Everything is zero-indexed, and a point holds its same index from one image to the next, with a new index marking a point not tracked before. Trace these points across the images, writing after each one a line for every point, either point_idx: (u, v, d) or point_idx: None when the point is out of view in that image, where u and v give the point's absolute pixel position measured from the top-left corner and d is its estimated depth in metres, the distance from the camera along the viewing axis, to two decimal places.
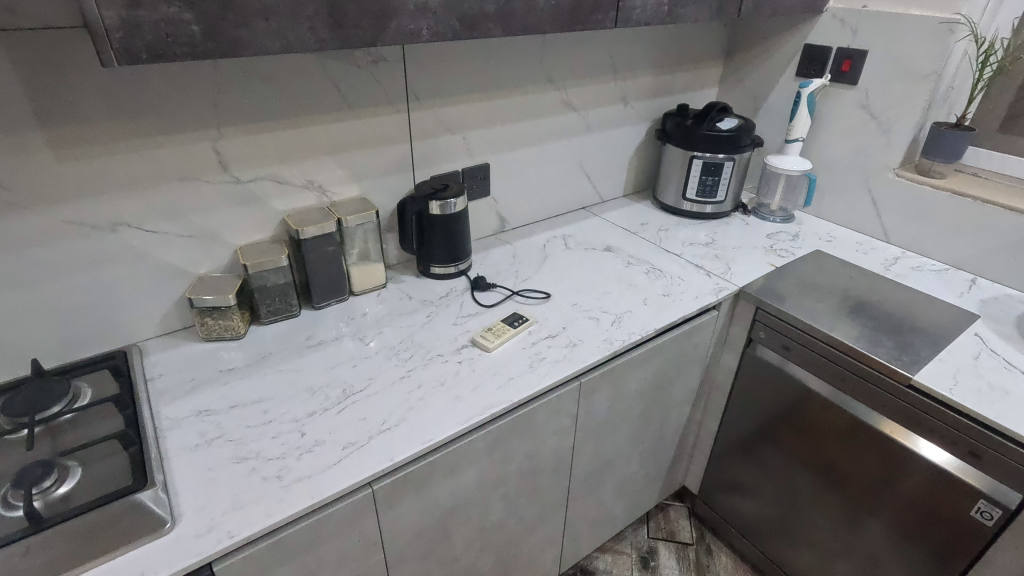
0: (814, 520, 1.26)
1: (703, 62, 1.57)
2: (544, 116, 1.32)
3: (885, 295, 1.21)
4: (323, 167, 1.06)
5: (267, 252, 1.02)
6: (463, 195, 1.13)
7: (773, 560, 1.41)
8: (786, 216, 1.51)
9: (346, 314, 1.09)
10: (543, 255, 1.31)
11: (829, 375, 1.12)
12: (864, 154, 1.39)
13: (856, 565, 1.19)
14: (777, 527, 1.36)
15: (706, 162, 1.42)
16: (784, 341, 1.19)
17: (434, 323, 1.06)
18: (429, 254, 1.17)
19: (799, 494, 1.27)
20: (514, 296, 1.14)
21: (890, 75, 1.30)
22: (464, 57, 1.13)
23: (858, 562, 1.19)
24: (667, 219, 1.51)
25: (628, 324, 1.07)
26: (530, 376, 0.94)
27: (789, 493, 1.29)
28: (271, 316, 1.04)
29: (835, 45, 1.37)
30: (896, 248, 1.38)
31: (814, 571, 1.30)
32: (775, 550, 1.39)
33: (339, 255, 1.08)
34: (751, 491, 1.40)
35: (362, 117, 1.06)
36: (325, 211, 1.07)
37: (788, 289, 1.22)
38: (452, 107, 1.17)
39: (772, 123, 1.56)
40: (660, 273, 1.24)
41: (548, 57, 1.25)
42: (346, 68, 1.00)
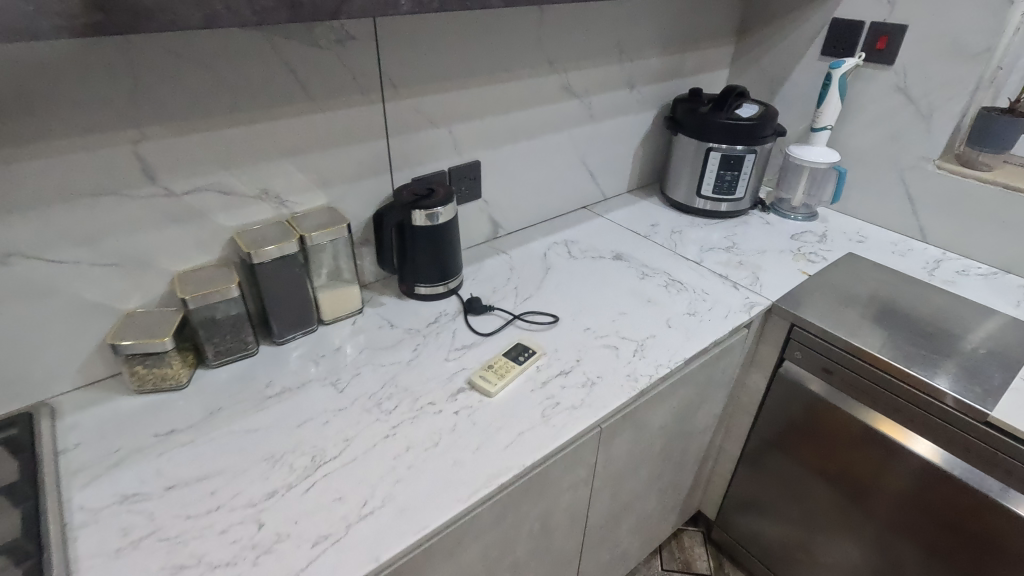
0: (850, 560, 1.12)
1: (715, 40, 1.40)
2: (543, 105, 1.14)
3: (934, 305, 1.07)
4: (280, 172, 0.86)
5: (213, 280, 0.82)
6: (451, 201, 0.95)
7: None
8: (809, 213, 1.35)
9: (316, 350, 0.90)
10: (545, 266, 1.14)
11: (881, 402, 0.98)
12: (899, 144, 1.23)
13: None
14: (804, 562, 1.23)
15: (724, 156, 1.25)
16: (825, 363, 1.04)
17: (423, 360, 0.88)
18: (413, 272, 0.99)
19: (833, 531, 1.13)
20: (515, 321, 0.97)
21: (933, 53, 1.14)
22: (449, 35, 0.93)
23: None
24: (679, 219, 1.34)
25: (652, 354, 0.91)
26: (544, 427, 0.77)
27: (822, 528, 1.15)
28: (222, 358, 0.85)
29: (868, 20, 1.21)
30: (934, 249, 1.24)
31: None
32: None
33: (303, 279, 0.89)
34: (776, 521, 1.26)
35: (326, 109, 0.86)
36: (284, 227, 0.87)
37: (826, 301, 1.07)
38: (436, 96, 0.97)
39: (792, 108, 1.40)
40: (681, 286, 1.08)
41: (547, 34, 1.07)
42: (305, 50, 0.80)
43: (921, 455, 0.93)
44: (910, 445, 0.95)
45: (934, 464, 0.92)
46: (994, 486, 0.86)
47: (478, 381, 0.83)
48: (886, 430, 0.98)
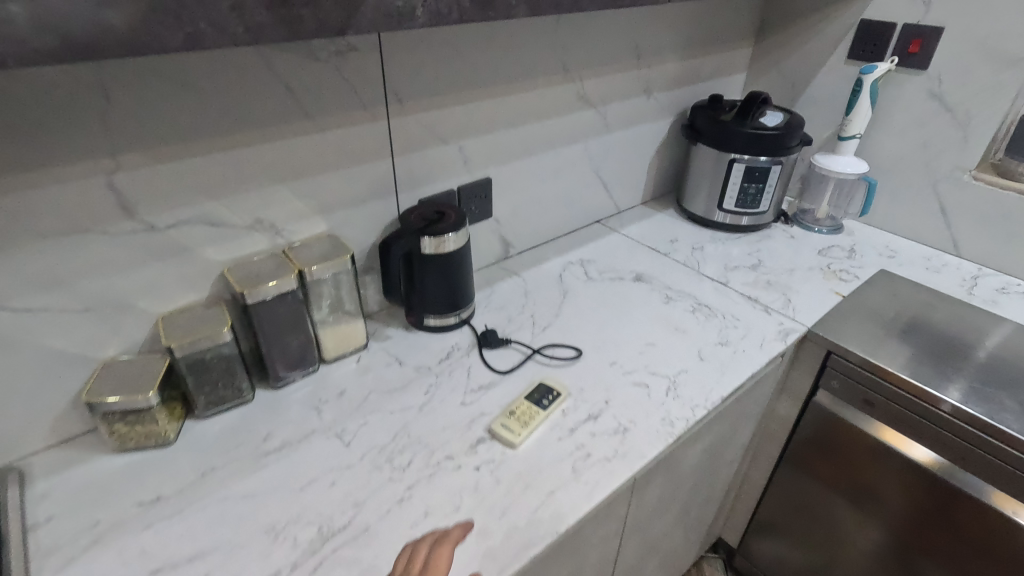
0: None
1: (733, 42, 1.32)
2: (557, 115, 1.05)
3: (978, 328, 1.00)
4: (275, 198, 0.77)
5: (201, 323, 0.73)
6: (463, 227, 0.87)
7: None
8: (834, 225, 1.29)
9: (318, 394, 0.82)
10: (562, 290, 1.06)
11: (928, 437, 0.92)
12: (933, 153, 1.17)
13: None
14: None
15: (747, 167, 1.18)
16: (866, 396, 0.97)
17: (438, 404, 0.80)
18: (421, 303, 0.91)
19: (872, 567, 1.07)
20: (535, 356, 0.89)
21: (971, 57, 1.07)
22: (460, 42, 0.85)
23: None
24: (699, 234, 1.27)
25: (687, 392, 0.84)
26: (576, 484, 0.69)
27: (859, 562, 1.09)
28: (214, 407, 0.76)
29: (901, 21, 1.13)
30: (970, 264, 1.18)
31: None
32: None
33: (303, 317, 0.80)
34: (805, 552, 1.20)
35: (326, 128, 0.77)
36: (281, 260, 0.79)
37: (863, 326, 1.00)
38: (445, 109, 0.89)
39: (815, 114, 1.32)
40: (710, 312, 1.00)
41: (563, 39, 0.98)
42: (302, 62, 0.71)
43: (972, 494, 0.88)
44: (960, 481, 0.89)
45: (992, 507, 0.86)
46: None
47: (499, 430, 0.75)
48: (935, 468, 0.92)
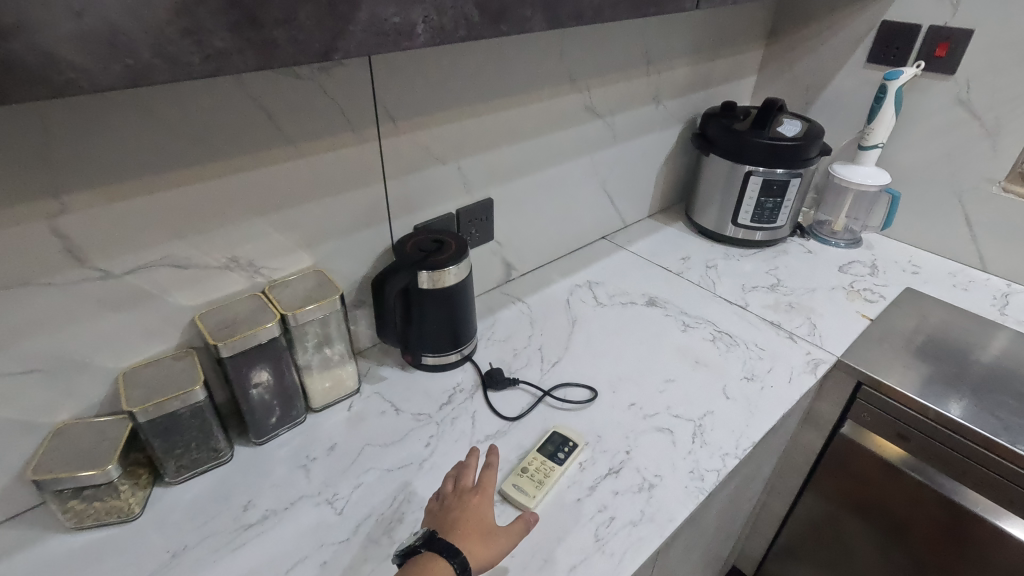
0: None
1: (744, 45, 1.24)
2: (563, 128, 0.97)
3: (1016, 354, 0.94)
4: (252, 233, 0.68)
5: (169, 379, 0.64)
6: (465, 258, 0.78)
7: None
8: (852, 241, 1.21)
9: (305, 450, 0.73)
10: (571, 317, 0.98)
11: (971, 474, 0.87)
12: (959, 163, 1.10)
13: None
14: None
15: (765, 180, 1.10)
16: (900, 429, 0.92)
17: (441, 460, 0.72)
18: (420, 342, 0.82)
19: None
20: (546, 397, 0.81)
21: (1004, 62, 1.00)
22: (460, 53, 0.76)
23: None
24: (711, 250, 1.19)
25: (715, 438, 0.76)
26: (601, 556, 0.61)
27: None
28: (186, 472, 0.67)
29: (926, 23, 1.06)
30: (997, 279, 1.11)
31: None
32: None
33: (286, 366, 0.71)
34: None
35: (309, 153, 0.68)
36: (259, 303, 0.69)
37: (894, 353, 0.94)
38: (442, 127, 0.80)
39: (831, 121, 1.25)
40: (731, 340, 0.93)
41: (570, 47, 0.90)
42: (280, 81, 0.62)
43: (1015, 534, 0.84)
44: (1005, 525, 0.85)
45: None
46: None
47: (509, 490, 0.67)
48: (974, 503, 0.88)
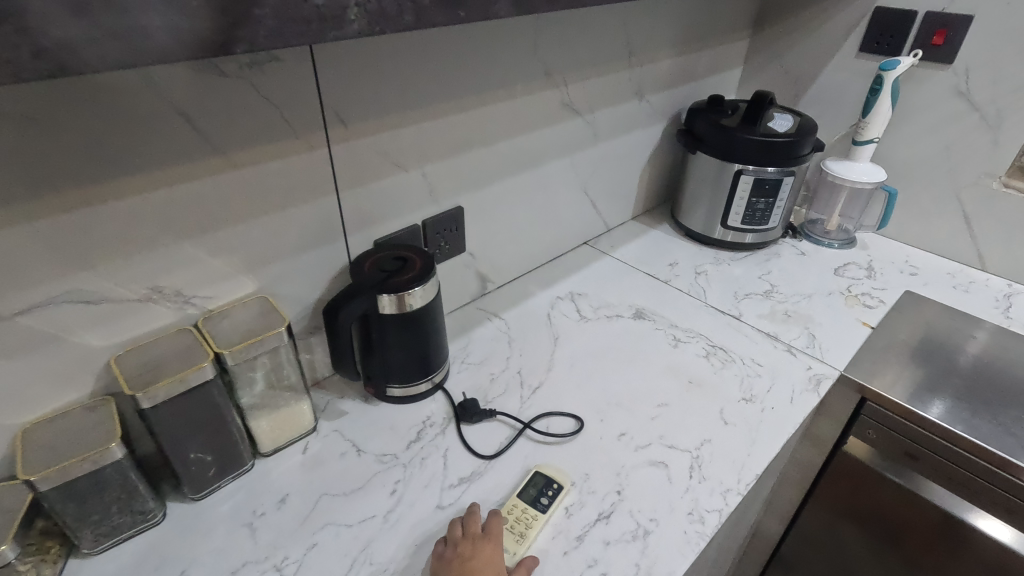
0: None
1: (730, 35, 1.17)
2: (538, 128, 0.88)
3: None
4: (178, 259, 0.58)
5: (78, 436, 0.54)
6: (431, 277, 0.69)
7: None
8: (846, 240, 1.15)
9: (251, 504, 0.64)
10: (552, 334, 0.89)
11: (990, 500, 0.80)
12: (958, 158, 1.04)
13: None
14: None
15: (756, 180, 1.03)
16: (908, 448, 0.85)
17: (409, 511, 0.63)
18: (383, 372, 0.73)
19: None
20: (527, 430, 0.72)
21: (1005, 50, 0.94)
22: (420, 46, 0.67)
23: None
24: (699, 254, 1.12)
25: (715, 471, 0.68)
26: None
27: None
28: (105, 540, 0.57)
29: (922, 10, 1.00)
30: (998, 279, 1.06)
31: None
32: None
33: (225, 411, 0.61)
34: None
35: (243, 164, 0.58)
36: (190, 339, 0.60)
37: (899, 365, 0.87)
38: (402, 130, 0.71)
39: (822, 115, 1.19)
40: (726, 356, 0.86)
41: (545, 38, 0.81)
42: (201, 80, 0.52)
43: None
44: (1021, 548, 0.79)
45: None
46: None
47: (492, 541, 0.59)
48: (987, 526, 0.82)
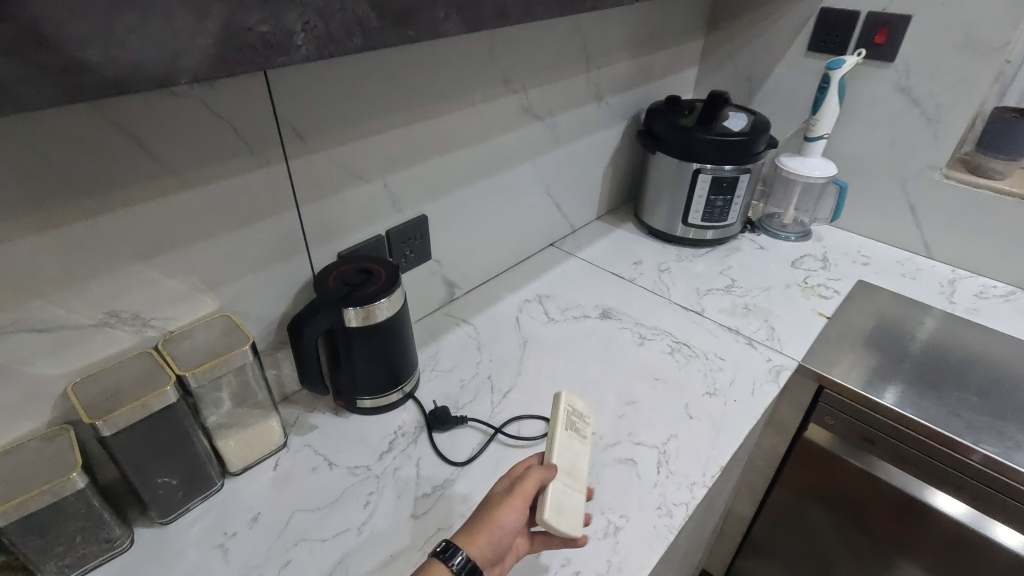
0: None
1: (684, 36, 1.20)
2: (499, 134, 0.89)
3: (969, 342, 0.93)
4: (133, 282, 0.57)
5: (37, 467, 0.53)
6: (397, 287, 0.70)
7: None
8: (802, 233, 1.19)
9: (222, 525, 0.63)
10: (521, 338, 0.90)
11: (939, 478, 0.84)
12: (902, 151, 1.09)
13: None
14: None
15: (714, 178, 1.05)
16: (865, 432, 0.89)
17: (383, 522, 0.63)
18: (353, 385, 0.73)
19: None
20: (498, 435, 0.73)
21: (942, 49, 0.99)
22: (376, 57, 0.67)
23: None
24: (662, 252, 1.15)
25: (682, 465, 0.70)
26: None
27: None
28: (70, 571, 0.56)
29: (864, 10, 1.04)
30: (943, 266, 1.11)
31: None
32: None
33: (192, 433, 0.61)
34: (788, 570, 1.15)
35: (199, 183, 0.58)
36: (151, 362, 0.59)
37: (855, 353, 0.91)
38: (361, 142, 0.71)
39: (775, 112, 1.23)
40: (690, 352, 0.88)
41: (502, 45, 0.81)
42: (150, 101, 0.51)
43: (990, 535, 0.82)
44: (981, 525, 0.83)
45: None
46: None
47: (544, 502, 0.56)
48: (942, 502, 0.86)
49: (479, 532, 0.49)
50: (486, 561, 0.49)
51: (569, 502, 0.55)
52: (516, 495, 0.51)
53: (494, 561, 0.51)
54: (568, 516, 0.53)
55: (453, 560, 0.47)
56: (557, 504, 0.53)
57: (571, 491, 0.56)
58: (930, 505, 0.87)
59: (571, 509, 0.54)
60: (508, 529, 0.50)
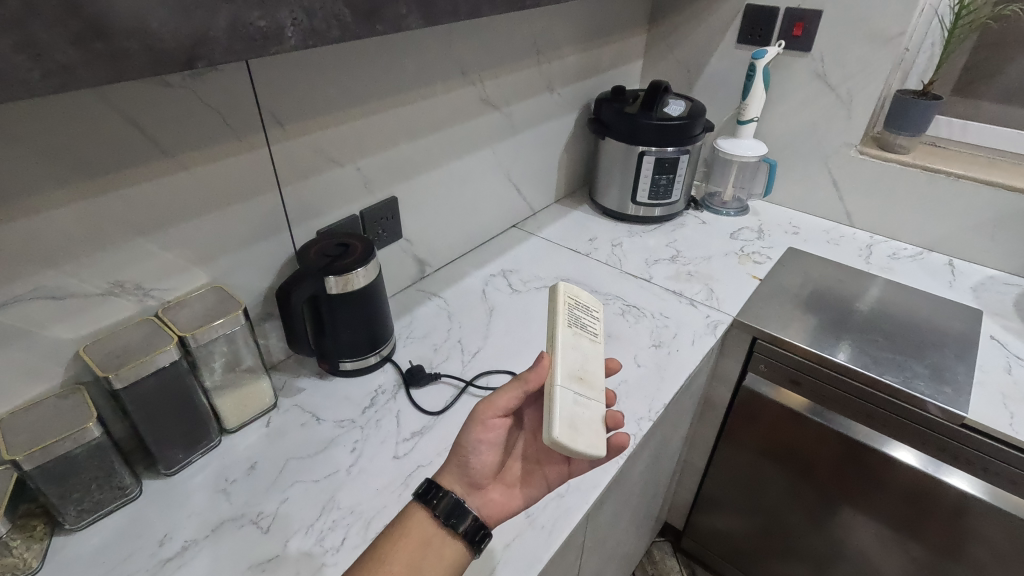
0: (813, 547, 1.15)
1: (628, 31, 1.31)
2: (460, 122, 0.98)
3: (881, 295, 1.06)
4: (135, 255, 0.64)
5: (56, 420, 0.59)
6: (372, 258, 0.78)
7: None
8: (740, 208, 1.32)
9: (222, 474, 0.70)
10: (487, 307, 0.99)
11: (854, 410, 0.96)
12: (822, 131, 1.22)
13: None
14: (765, 550, 1.26)
15: (657, 159, 1.16)
16: (792, 375, 1.00)
17: (368, 463, 0.71)
18: (335, 349, 0.81)
19: (796, 523, 1.15)
20: (468, 388, 0.82)
21: (849, 39, 1.12)
22: (345, 52, 0.75)
23: None
24: (615, 229, 1.25)
25: (630, 404, 0.80)
26: (532, 531, 0.64)
27: (784, 521, 1.17)
28: (87, 515, 0.62)
29: (783, 7, 1.17)
30: (862, 233, 1.24)
31: None
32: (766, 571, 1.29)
33: (192, 390, 0.68)
34: (737, 516, 1.26)
35: (192, 165, 0.65)
36: (154, 327, 0.66)
37: (783, 308, 1.03)
38: (335, 128, 0.79)
39: (713, 99, 1.35)
40: (639, 313, 0.98)
41: (459, 40, 0.90)
42: (148, 91, 0.58)
43: (896, 458, 0.93)
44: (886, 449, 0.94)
45: (908, 466, 0.92)
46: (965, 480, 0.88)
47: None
48: (859, 437, 0.96)
49: (453, 458, 0.59)
50: (462, 485, 0.58)
51: (583, 416, 0.55)
52: (480, 413, 0.57)
53: (479, 484, 0.59)
54: (582, 434, 0.53)
55: (430, 496, 0.56)
56: (570, 420, 0.54)
57: (584, 402, 0.56)
58: (846, 438, 0.97)
59: (586, 424, 0.55)
60: (475, 448, 0.58)
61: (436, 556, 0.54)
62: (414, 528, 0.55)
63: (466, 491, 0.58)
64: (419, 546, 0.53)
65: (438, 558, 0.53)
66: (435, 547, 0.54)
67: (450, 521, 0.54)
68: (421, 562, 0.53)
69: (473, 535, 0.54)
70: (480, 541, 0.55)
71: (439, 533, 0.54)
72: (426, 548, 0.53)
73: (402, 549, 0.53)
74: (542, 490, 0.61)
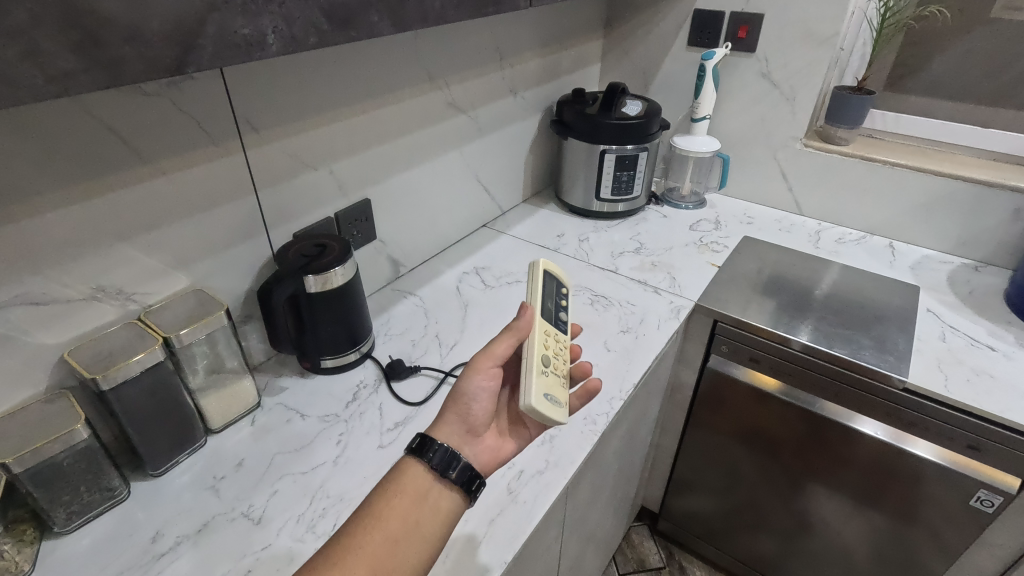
0: (780, 519, 1.22)
1: (586, 36, 1.37)
2: (428, 125, 1.01)
3: (829, 277, 1.14)
4: (117, 260, 0.66)
5: (43, 424, 0.60)
6: (349, 254, 0.80)
7: (736, 556, 1.38)
8: (698, 202, 1.39)
9: (209, 472, 0.72)
10: (462, 303, 1.03)
11: (810, 384, 1.02)
12: (770, 127, 1.30)
13: (829, 554, 1.18)
14: (736, 526, 1.32)
15: (618, 156, 1.22)
16: (752, 354, 1.06)
17: (355, 453, 0.74)
18: (315, 347, 0.83)
19: (763, 497, 1.22)
20: (448, 378, 0.86)
21: (790, 40, 1.20)
22: (316, 59, 0.78)
23: (834, 552, 1.17)
24: (582, 225, 1.31)
25: (602, 385, 0.85)
26: (515, 505, 0.68)
27: (752, 497, 1.24)
28: (75, 517, 0.63)
29: (728, 11, 1.24)
30: (811, 221, 1.33)
31: (779, 559, 1.29)
32: (739, 546, 1.35)
33: (178, 390, 0.69)
34: (709, 496, 1.32)
35: (171, 171, 0.67)
36: (138, 330, 0.67)
37: (740, 292, 1.09)
38: (310, 133, 0.81)
39: (667, 99, 1.42)
40: (607, 301, 1.04)
41: (425, 47, 0.94)
42: (127, 99, 0.60)
43: (851, 427, 0.99)
44: (838, 417, 1.01)
45: (860, 433, 0.99)
46: (910, 441, 0.95)
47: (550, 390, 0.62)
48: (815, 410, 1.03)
49: (452, 409, 0.60)
50: (461, 434, 0.60)
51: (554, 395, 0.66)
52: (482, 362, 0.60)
53: (477, 433, 0.61)
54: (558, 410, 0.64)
55: (425, 451, 0.56)
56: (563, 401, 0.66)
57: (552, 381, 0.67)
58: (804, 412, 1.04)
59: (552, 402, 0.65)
60: (474, 394, 0.60)
61: (432, 508, 0.55)
62: (409, 483, 0.55)
63: (464, 441, 0.60)
64: (415, 500, 0.54)
65: (435, 510, 0.55)
66: (431, 500, 0.55)
67: (446, 472, 0.55)
68: (418, 515, 0.53)
69: (468, 484, 0.56)
70: (474, 490, 0.57)
71: (434, 487, 0.55)
72: (422, 501, 0.54)
73: (400, 504, 0.53)
74: (528, 441, 0.65)
